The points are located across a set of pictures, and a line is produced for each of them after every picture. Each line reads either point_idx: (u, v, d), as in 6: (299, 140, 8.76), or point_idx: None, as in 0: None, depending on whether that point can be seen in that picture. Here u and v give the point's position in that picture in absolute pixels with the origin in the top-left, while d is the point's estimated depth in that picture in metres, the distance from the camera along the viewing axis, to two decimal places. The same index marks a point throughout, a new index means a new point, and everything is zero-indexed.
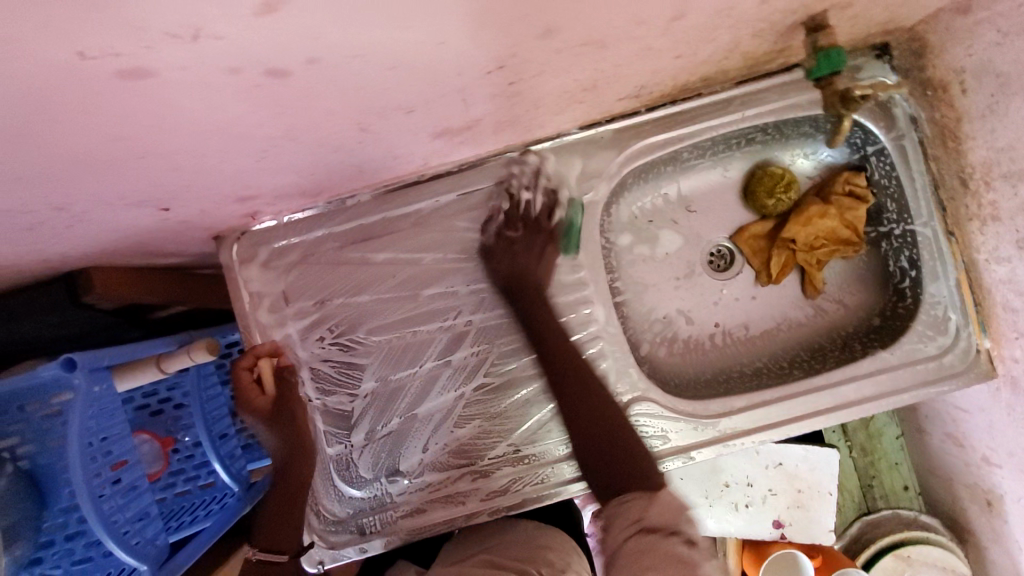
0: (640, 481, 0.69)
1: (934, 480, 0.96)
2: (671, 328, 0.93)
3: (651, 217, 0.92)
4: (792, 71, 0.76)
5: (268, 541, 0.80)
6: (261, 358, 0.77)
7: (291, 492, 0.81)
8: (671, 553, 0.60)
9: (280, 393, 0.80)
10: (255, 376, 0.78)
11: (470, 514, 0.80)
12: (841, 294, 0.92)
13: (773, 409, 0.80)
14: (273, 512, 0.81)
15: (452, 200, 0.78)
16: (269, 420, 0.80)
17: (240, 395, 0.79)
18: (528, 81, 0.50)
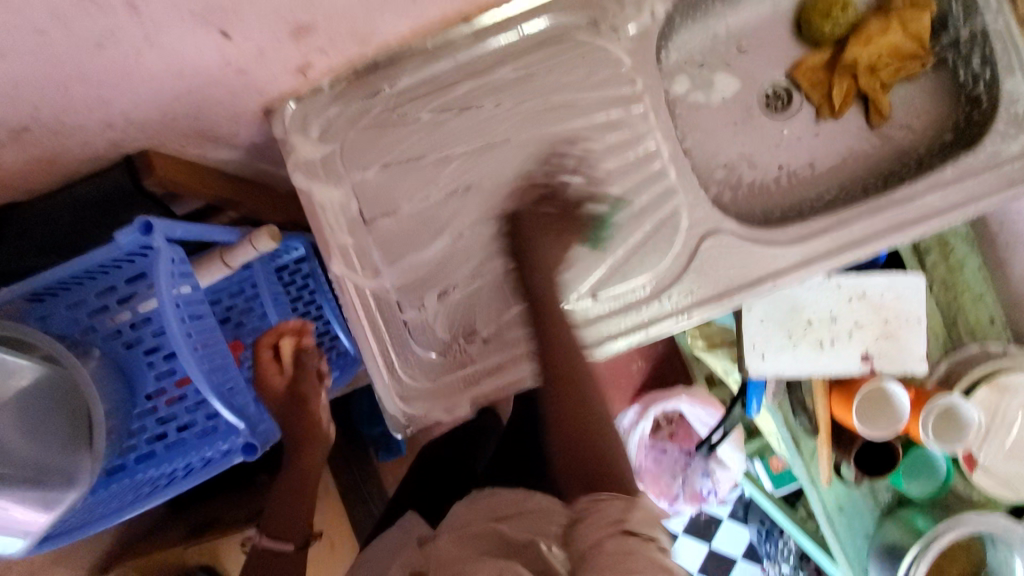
0: (624, 481, 0.62)
1: (1023, 311, 0.93)
2: (735, 174, 0.91)
3: (703, 60, 0.91)
4: None
5: (273, 528, 0.76)
6: (284, 336, 0.79)
7: (302, 482, 0.79)
8: (619, 548, 0.54)
9: (295, 379, 0.79)
10: (275, 355, 0.80)
11: None
12: (910, 119, 0.88)
13: (855, 227, 0.78)
14: (280, 495, 0.78)
15: (501, 45, 0.77)
16: (284, 400, 0.79)
17: (256, 374, 0.79)
18: None
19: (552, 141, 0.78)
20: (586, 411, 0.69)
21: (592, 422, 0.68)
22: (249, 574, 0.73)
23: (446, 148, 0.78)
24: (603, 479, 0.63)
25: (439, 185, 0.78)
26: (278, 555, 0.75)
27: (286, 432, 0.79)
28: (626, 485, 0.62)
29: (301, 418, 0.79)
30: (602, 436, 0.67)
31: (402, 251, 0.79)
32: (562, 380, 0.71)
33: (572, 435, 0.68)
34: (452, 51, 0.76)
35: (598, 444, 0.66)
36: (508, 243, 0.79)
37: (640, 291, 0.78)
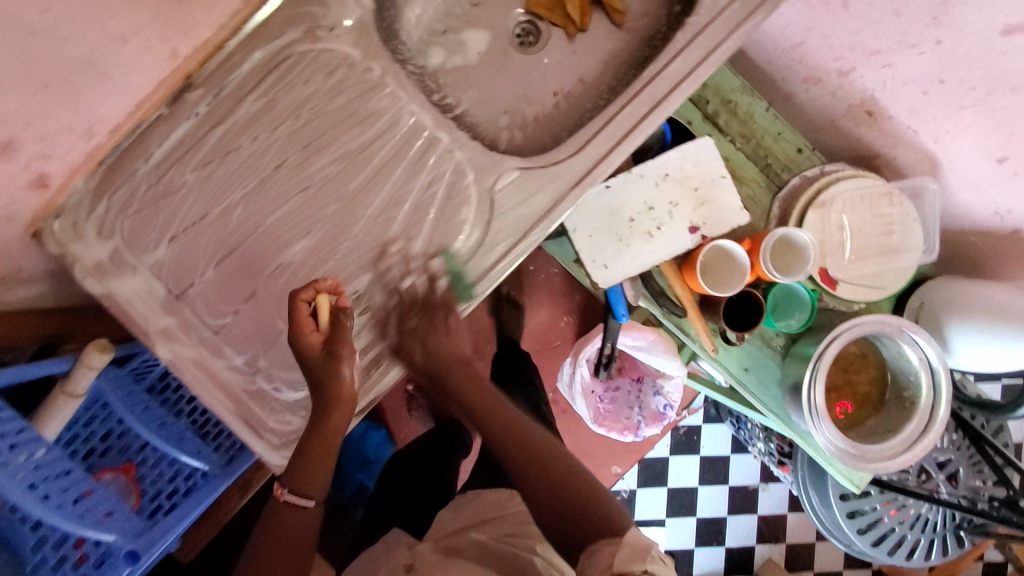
0: (611, 525, 0.64)
1: (823, 132, 1.00)
2: (518, 115, 0.95)
3: (445, 26, 0.93)
4: None
5: (296, 483, 0.75)
6: (321, 291, 0.71)
7: (323, 444, 0.73)
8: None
9: (334, 333, 0.71)
10: (312, 309, 0.71)
11: (407, 357, 0.79)
12: (643, 6, 0.94)
13: (623, 118, 0.82)
14: (307, 450, 0.73)
15: (234, 84, 0.78)
16: (319, 360, 0.71)
17: (292, 327, 0.70)
18: None
19: (320, 151, 0.79)
20: (560, 480, 0.71)
21: (580, 485, 0.71)
22: (274, 519, 0.77)
23: (225, 199, 0.78)
24: (593, 527, 0.65)
25: (232, 233, 0.78)
26: (302, 508, 0.76)
27: (322, 386, 0.71)
28: (614, 526, 0.64)
29: (331, 379, 0.71)
30: (581, 479, 0.71)
31: (224, 308, 0.78)
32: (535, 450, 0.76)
33: (552, 497, 0.70)
34: (188, 106, 0.77)
35: (582, 489, 0.70)
36: (323, 261, 0.79)
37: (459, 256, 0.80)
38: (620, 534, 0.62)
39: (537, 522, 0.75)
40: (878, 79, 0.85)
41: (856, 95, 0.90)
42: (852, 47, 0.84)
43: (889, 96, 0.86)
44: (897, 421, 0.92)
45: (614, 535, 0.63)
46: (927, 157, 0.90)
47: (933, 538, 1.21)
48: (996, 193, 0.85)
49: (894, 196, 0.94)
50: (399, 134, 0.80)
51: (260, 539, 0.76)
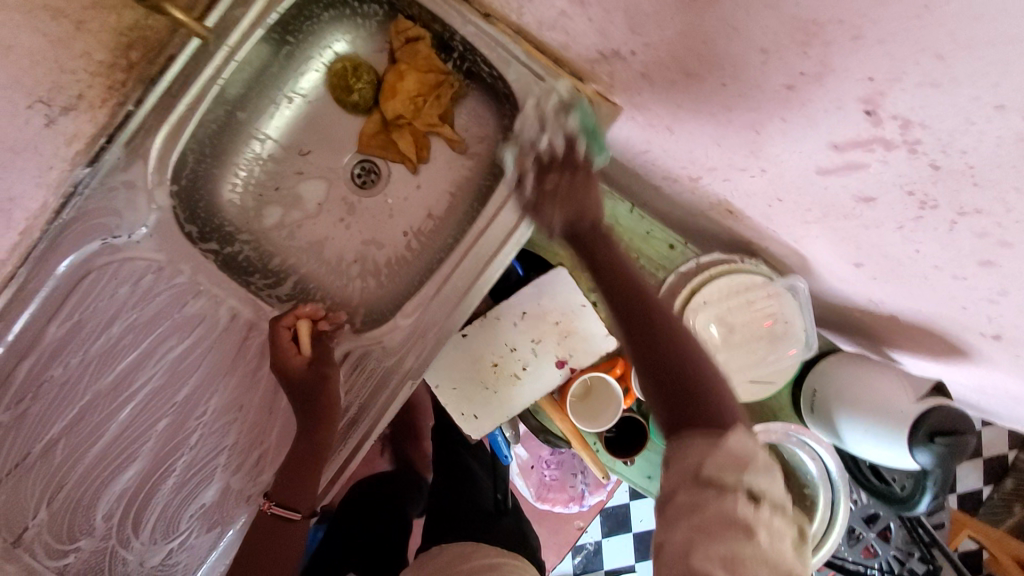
0: (712, 422, 0.56)
1: (693, 218, 0.95)
2: (368, 261, 0.89)
3: (275, 182, 0.88)
4: None
5: (281, 494, 0.73)
6: (302, 316, 0.78)
7: (306, 456, 0.74)
8: (724, 511, 0.50)
9: (317, 353, 0.78)
10: (293, 335, 0.78)
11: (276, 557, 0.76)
12: (480, 127, 0.88)
13: (456, 281, 0.77)
14: (296, 457, 0.73)
15: (33, 312, 0.72)
16: (307, 378, 0.75)
17: (275, 357, 0.76)
18: None
19: (142, 363, 0.75)
20: (652, 335, 0.64)
21: (671, 363, 0.62)
22: (256, 539, 0.72)
23: (44, 434, 0.73)
24: (707, 415, 0.57)
25: (61, 467, 0.74)
26: (288, 522, 0.72)
27: (314, 401, 0.74)
28: (722, 415, 0.57)
29: (322, 394, 0.75)
30: (702, 372, 0.61)
31: (67, 545, 0.74)
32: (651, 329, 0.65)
33: (677, 377, 0.61)
34: None
35: (686, 368, 0.61)
36: (163, 479, 0.75)
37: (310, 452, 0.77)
38: (723, 436, 0.54)
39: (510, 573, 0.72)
40: (723, 187, 0.80)
41: (710, 197, 0.86)
42: (691, 159, 0.79)
43: (740, 201, 0.81)
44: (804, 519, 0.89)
45: (714, 433, 0.55)
46: (792, 250, 0.86)
47: None
48: (863, 287, 0.82)
49: (771, 289, 0.91)
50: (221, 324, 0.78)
51: (247, 554, 0.70)
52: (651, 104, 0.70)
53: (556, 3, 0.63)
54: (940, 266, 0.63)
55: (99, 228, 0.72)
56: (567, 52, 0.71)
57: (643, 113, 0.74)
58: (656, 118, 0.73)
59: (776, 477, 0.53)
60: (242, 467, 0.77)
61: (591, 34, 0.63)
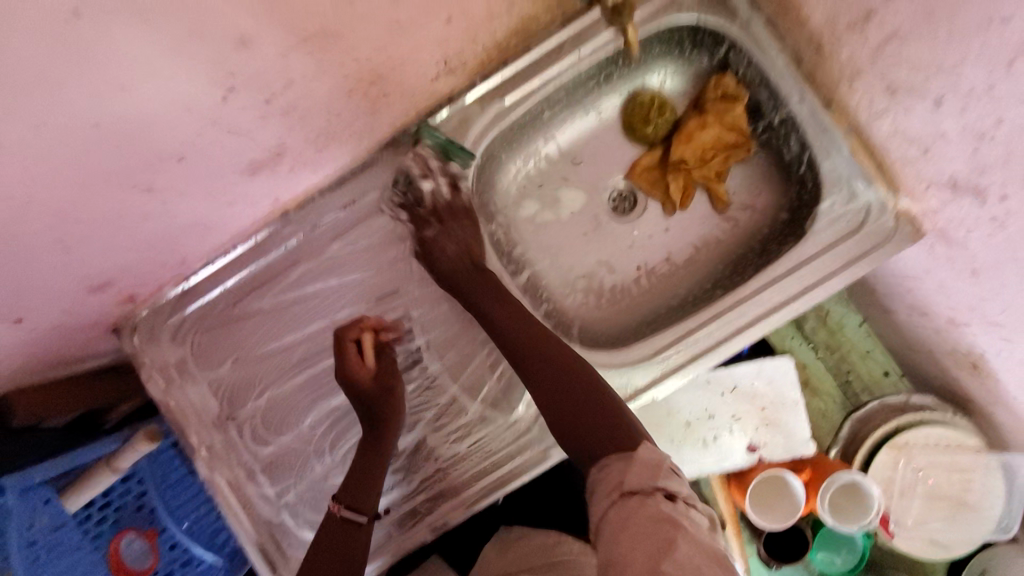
0: (621, 439, 0.58)
1: (917, 356, 0.92)
2: (595, 281, 0.92)
3: (541, 181, 0.92)
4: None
5: (350, 497, 0.74)
6: (367, 329, 0.77)
7: (376, 461, 0.75)
8: (660, 514, 0.48)
9: (382, 367, 0.78)
10: (358, 349, 0.77)
11: (443, 518, 0.78)
12: (751, 197, 0.89)
13: (700, 335, 0.78)
14: (361, 466, 0.75)
15: (323, 226, 0.79)
16: (375, 391, 0.76)
17: (345, 372, 0.75)
18: (286, 95, 0.52)
19: (390, 302, 0.81)
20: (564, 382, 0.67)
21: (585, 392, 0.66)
22: (324, 542, 0.72)
23: (290, 334, 0.80)
24: (610, 430, 0.60)
25: (290, 368, 0.80)
26: (357, 526, 0.73)
27: (380, 417, 0.76)
28: (632, 437, 0.58)
29: (389, 406, 0.76)
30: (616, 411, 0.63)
31: (269, 437, 0.80)
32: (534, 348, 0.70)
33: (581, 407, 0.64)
34: (278, 240, 0.79)
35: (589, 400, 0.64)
36: None
37: (510, 434, 0.79)
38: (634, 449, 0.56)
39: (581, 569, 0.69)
40: (991, 346, 0.77)
41: (961, 346, 0.83)
42: (971, 306, 0.76)
43: (1001, 365, 0.78)
44: None
45: (627, 451, 0.57)
46: None
47: None
48: None
49: (982, 457, 0.87)
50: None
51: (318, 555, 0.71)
52: (975, 245, 0.68)
53: (938, 126, 0.62)
54: None
55: (411, 175, 0.79)
56: (904, 167, 0.70)
57: (952, 247, 0.72)
58: (968, 258, 0.71)
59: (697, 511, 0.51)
60: (447, 425, 0.80)
61: (961, 166, 0.62)
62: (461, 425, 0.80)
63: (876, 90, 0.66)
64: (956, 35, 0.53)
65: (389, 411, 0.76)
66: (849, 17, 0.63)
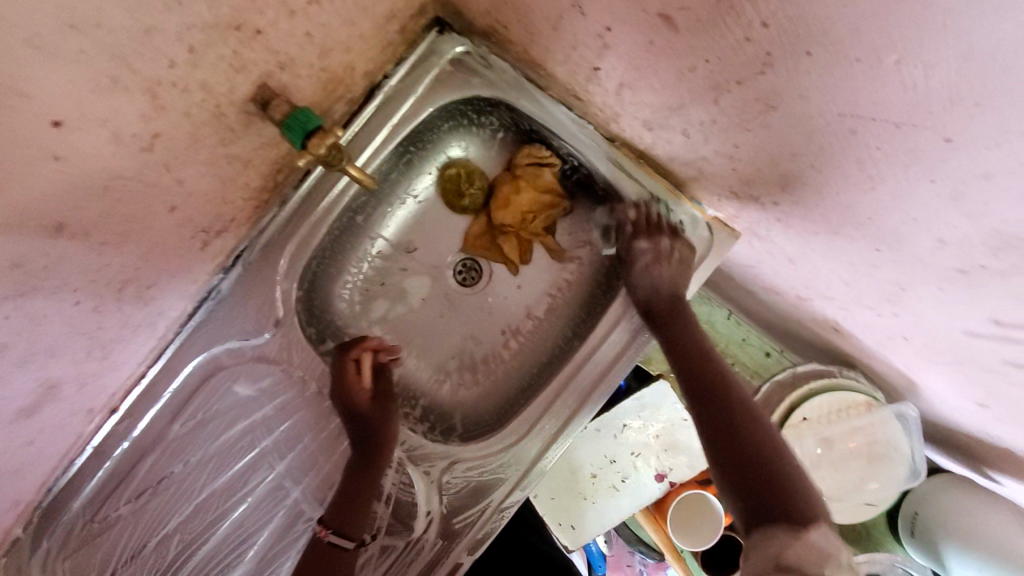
0: (798, 512, 0.54)
1: (788, 329, 0.94)
2: (466, 357, 0.90)
3: (381, 278, 0.89)
4: (382, 87, 0.75)
5: (338, 521, 0.72)
6: (368, 350, 0.79)
7: (371, 481, 0.74)
8: None
9: (377, 388, 0.79)
10: (357, 367, 0.79)
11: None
12: (585, 235, 0.89)
13: (568, 393, 0.78)
14: (349, 491, 0.73)
15: (159, 409, 0.75)
16: (371, 410, 0.77)
17: (341, 387, 0.76)
18: (17, 344, 0.49)
19: (254, 460, 0.77)
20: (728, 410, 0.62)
21: (753, 444, 0.60)
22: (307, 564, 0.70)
23: (159, 531, 0.76)
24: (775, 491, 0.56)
25: (175, 560, 0.76)
26: (343, 552, 0.70)
27: (373, 439, 0.76)
28: (804, 512, 0.54)
29: (381, 427, 0.76)
30: (785, 480, 0.56)
31: None
32: (717, 389, 0.65)
33: (743, 475, 0.58)
34: (116, 440, 0.74)
35: (750, 450, 0.59)
36: None
37: (470, 485, 0.77)
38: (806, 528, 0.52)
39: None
40: (837, 313, 0.79)
41: (817, 316, 0.84)
42: (806, 285, 0.78)
43: (854, 327, 0.79)
44: None
45: (798, 529, 0.52)
46: (904, 375, 0.84)
47: None
48: (981, 423, 0.78)
49: (875, 412, 0.87)
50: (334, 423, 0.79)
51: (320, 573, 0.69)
52: (777, 237, 0.70)
53: (698, 150, 0.63)
54: None
55: (236, 329, 0.75)
56: (692, 183, 0.72)
57: (764, 242, 0.74)
58: (779, 249, 0.73)
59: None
60: (404, 510, 0.78)
61: (732, 180, 0.64)
62: (416, 499, 0.77)
63: (638, 126, 0.67)
64: (664, 82, 0.54)
65: (385, 430, 0.76)
66: (583, 72, 0.63)
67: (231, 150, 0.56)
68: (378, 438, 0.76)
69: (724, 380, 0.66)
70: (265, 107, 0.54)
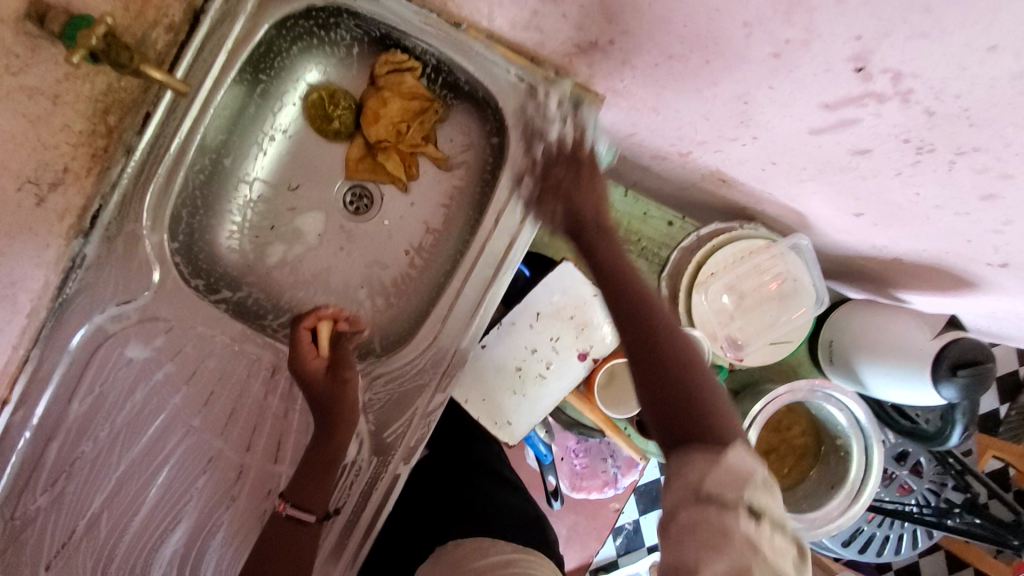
0: (716, 431, 0.52)
1: (685, 194, 0.96)
2: (375, 284, 0.89)
3: (269, 223, 0.87)
4: (208, 12, 0.71)
5: (297, 494, 0.71)
6: (325, 317, 0.80)
7: (326, 455, 0.72)
8: (722, 524, 0.45)
9: (334, 357, 0.78)
10: (312, 338, 0.79)
11: (382, 497, 0.76)
12: (466, 137, 0.87)
13: (468, 291, 0.78)
14: (307, 465, 0.72)
15: (53, 391, 0.72)
16: (324, 386, 0.74)
17: (295, 356, 0.76)
18: None
19: (170, 421, 0.75)
20: (653, 345, 0.60)
21: (681, 357, 0.59)
22: (265, 543, 0.70)
23: (84, 513, 0.73)
24: (710, 429, 0.52)
25: (108, 541, 0.74)
26: (303, 526, 0.71)
27: (328, 412, 0.73)
28: (721, 433, 0.52)
29: (336, 399, 0.73)
30: (705, 404, 0.55)
31: None
32: (648, 318, 0.63)
33: (665, 386, 0.57)
34: (14, 433, 0.71)
35: (669, 374, 0.58)
36: (211, 534, 0.75)
37: (385, 399, 0.77)
38: (723, 451, 0.50)
39: (528, 569, 0.67)
40: (715, 158, 0.79)
41: (700, 170, 0.86)
42: (678, 136, 0.78)
43: (734, 168, 0.81)
44: (840, 472, 0.91)
45: (713, 450, 0.50)
46: (792, 208, 0.86)
47: (902, 533, 1.07)
48: (863, 233, 0.81)
49: (774, 250, 0.90)
50: (241, 367, 0.78)
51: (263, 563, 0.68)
52: (633, 88, 0.70)
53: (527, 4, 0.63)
54: (946, 207, 0.62)
55: (115, 292, 0.72)
56: (541, 49, 0.71)
57: (626, 99, 0.74)
58: (642, 101, 0.73)
59: (775, 496, 0.48)
60: None
61: (568, 30, 0.64)
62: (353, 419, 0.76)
63: None
64: None
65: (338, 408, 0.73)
66: None
67: (25, 79, 0.57)
68: (330, 410, 0.73)
69: (654, 311, 0.63)
70: (42, 23, 0.56)
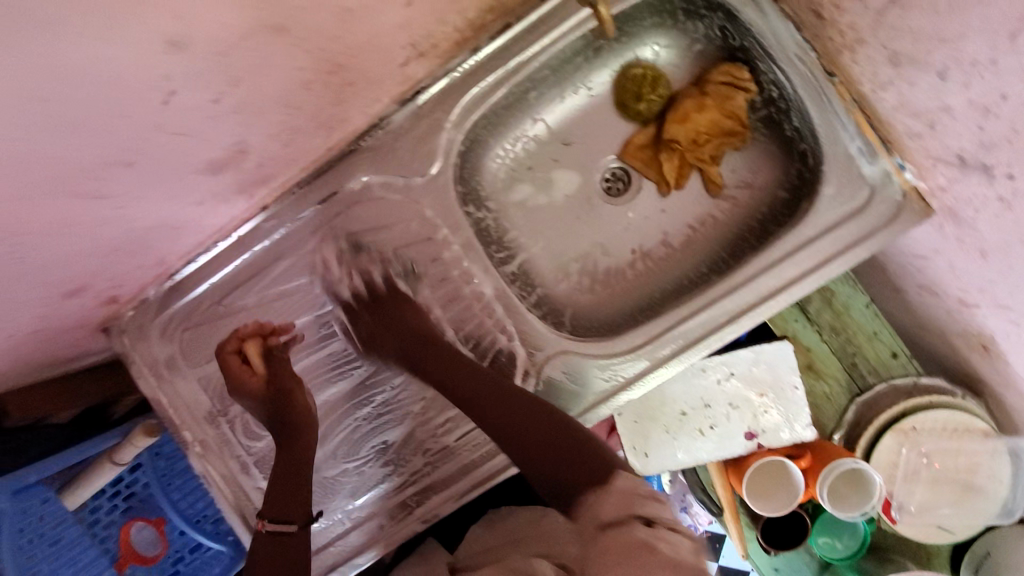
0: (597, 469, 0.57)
1: (925, 337, 0.88)
2: (590, 265, 0.89)
3: (530, 163, 0.88)
4: None
5: (274, 509, 0.69)
6: (248, 339, 0.73)
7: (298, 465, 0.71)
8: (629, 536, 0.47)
9: (273, 370, 0.73)
10: (242, 358, 0.73)
11: (465, 467, 0.79)
12: (750, 175, 0.85)
13: (692, 322, 0.75)
14: (285, 474, 0.71)
15: (307, 218, 0.76)
16: (271, 396, 0.72)
17: (230, 379, 0.72)
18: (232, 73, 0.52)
19: (380, 294, 0.79)
20: (547, 425, 0.65)
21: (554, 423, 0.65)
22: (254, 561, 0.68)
23: None
24: (587, 471, 0.57)
25: None
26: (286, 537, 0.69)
27: (292, 421, 0.72)
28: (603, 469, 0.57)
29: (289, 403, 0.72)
30: (569, 437, 0.62)
31: (260, 432, 0.79)
32: (536, 412, 0.66)
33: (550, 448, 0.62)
34: (260, 235, 0.76)
35: (564, 437, 0.63)
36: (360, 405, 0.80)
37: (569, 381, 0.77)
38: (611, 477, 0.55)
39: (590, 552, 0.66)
40: (1001, 329, 0.71)
41: (968, 328, 0.77)
42: (981, 288, 0.71)
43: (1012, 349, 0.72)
44: None
45: (602, 480, 0.55)
46: None
47: None
48: None
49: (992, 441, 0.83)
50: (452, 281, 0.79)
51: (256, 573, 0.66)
52: (984, 225, 0.64)
53: (943, 97, 0.58)
54: None
55: (400, 164, 0.75)
56: (911, 141, 0.67)
57: (960, 227, 0.68)
58: (978, 239, 0.66)
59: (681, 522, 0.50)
60: None
61: (968, 140, 0.59)
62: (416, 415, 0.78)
63: (879, 59, 0.63)
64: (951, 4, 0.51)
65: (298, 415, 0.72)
66: None
67: None
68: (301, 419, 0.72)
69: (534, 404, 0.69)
70: None
